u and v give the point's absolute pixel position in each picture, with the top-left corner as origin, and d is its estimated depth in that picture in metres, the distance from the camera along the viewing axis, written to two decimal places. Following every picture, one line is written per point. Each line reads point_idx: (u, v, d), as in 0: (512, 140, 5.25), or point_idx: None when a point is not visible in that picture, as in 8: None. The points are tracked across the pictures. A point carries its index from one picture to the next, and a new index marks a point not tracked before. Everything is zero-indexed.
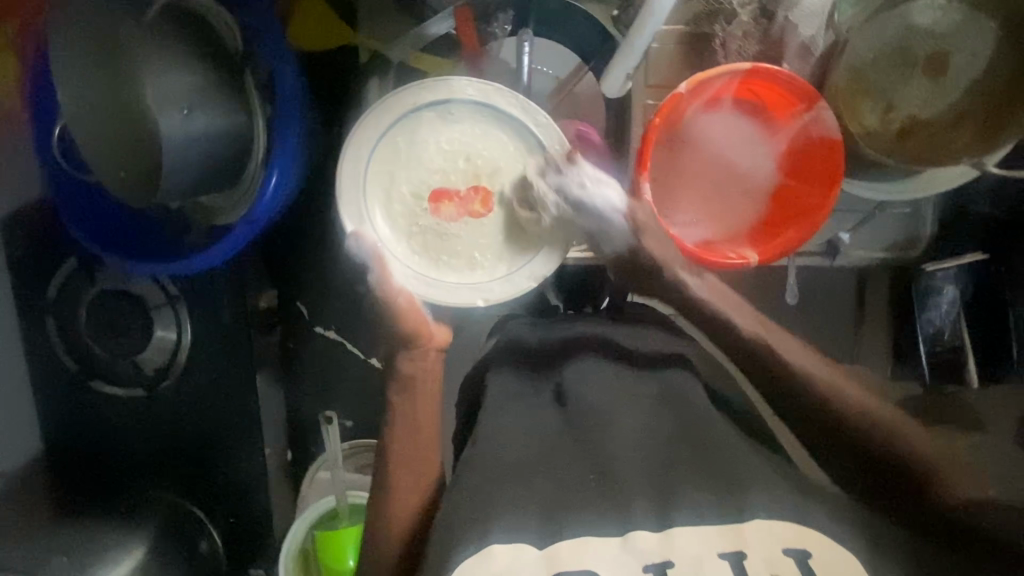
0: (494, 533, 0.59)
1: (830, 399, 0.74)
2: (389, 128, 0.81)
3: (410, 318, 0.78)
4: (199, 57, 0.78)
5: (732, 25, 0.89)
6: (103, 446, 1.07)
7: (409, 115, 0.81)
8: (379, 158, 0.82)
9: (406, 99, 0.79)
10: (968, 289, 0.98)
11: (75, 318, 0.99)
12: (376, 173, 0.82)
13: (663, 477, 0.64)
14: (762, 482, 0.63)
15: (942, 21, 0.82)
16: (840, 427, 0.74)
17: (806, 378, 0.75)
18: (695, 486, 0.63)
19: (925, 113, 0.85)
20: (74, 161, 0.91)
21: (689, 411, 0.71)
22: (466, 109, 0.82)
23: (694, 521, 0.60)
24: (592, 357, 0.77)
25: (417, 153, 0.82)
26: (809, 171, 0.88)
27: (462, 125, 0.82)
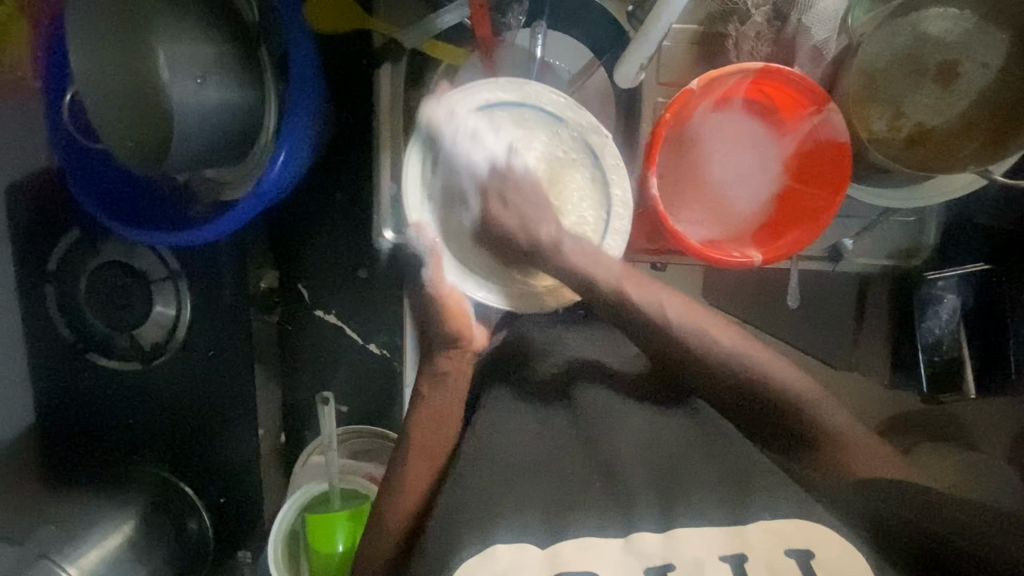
0: (500, 530, 0.59)
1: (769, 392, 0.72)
2: (460, 118, 0.78)
3: (456, 318, 0.79)
4: (214, 29, 0.77)
5: (745, 26, 0.90)
6: (94, 420, 1.06)
7: (483, 108, 0.78)
8: (445, 149, 0.79)
9: (483, 93, 0.78)
10: (969, 298, 0.99)
11: (74, 288, 0.98)
12: (439, 163, 0.79)
13: (668, 479, 0.64)
14: (768, 483, 0.63)
15: (953, 31, 0.83)
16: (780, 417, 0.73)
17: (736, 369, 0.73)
18: (703, 489, 0.63)
19: (932, 122, 0.86)
20: (83, 132, 0.91)
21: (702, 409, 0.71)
22: (541, 116, 0.80)
23: (697, 522, 0.59)
24: (597, 368, 0.78)
25: (483, 148, 0.80)
26: (817, 175, 0.89)
27: (532, 130, 0.80)
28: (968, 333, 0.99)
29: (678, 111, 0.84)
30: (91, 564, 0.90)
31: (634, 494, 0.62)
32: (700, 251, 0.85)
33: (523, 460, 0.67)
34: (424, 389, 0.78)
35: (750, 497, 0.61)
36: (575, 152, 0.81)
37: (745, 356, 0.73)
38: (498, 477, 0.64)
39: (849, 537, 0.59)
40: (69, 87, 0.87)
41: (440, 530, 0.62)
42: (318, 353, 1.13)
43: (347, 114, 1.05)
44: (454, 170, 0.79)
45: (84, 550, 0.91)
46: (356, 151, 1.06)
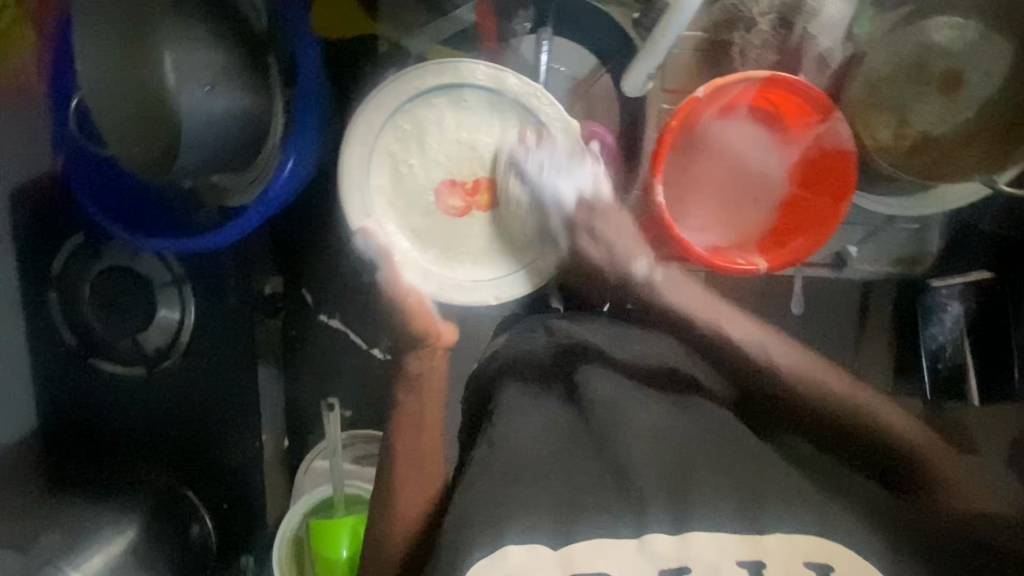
0: (512, 535, 0.59)
1: (810, 394, 0.78)
2: (391, 113, 0.83)
3: (419, 317, 0.80)
4: (220, 35, 0.77)
5: (751, 33, 0.89)
6: (97, 424, 1.06)
7: (411, 99, 0.83)
8: (386, 143, 0.84)
9: (413, 82, 0.82)
10: (974, 306, 0.99)
11: (78, 293, 0.98)
12: (382, 155, 0.84)
13: (680, 479, 0.64)
14: (781, 488, 0.62)
15: (957, 40, 0.83)
16: (815, 415, 0.78)
17: (780, 366, 0.80)
18: (714, 491, 0.62)
19: (937, 130, 0.86)
20: (88, 137, 0.90)
21: (707, 413, 0.73)
22: (476, 96, 0.84)
23: (709, 528, 0.59)
24: (606, 368, 0.77)
25: (423, 138, 0.84)
26: (821, 182, 0.89)
27: (466, 112, 0.85)
28: (971, 341, 1.00)
29: (684, 119, 0.85)
30: (95, 569, 0.86)
31: (646, 497, 0.62)
32: (704, 257, 0.86)
33: (533, 464, 0.66)
34: (411, 402, 0.77)
35: (764, 504, 0.61)
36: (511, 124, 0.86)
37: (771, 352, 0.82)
38: (506, 485, 0.64)
39: (865, 541, 0.59)
40: (74, 93, 0.87)
41: (449, 538, 0.62)
42: (322, 358, 1.13)
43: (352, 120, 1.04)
44: (396, 164, 0.85)
45: (88, 554, 0.87)
46: None
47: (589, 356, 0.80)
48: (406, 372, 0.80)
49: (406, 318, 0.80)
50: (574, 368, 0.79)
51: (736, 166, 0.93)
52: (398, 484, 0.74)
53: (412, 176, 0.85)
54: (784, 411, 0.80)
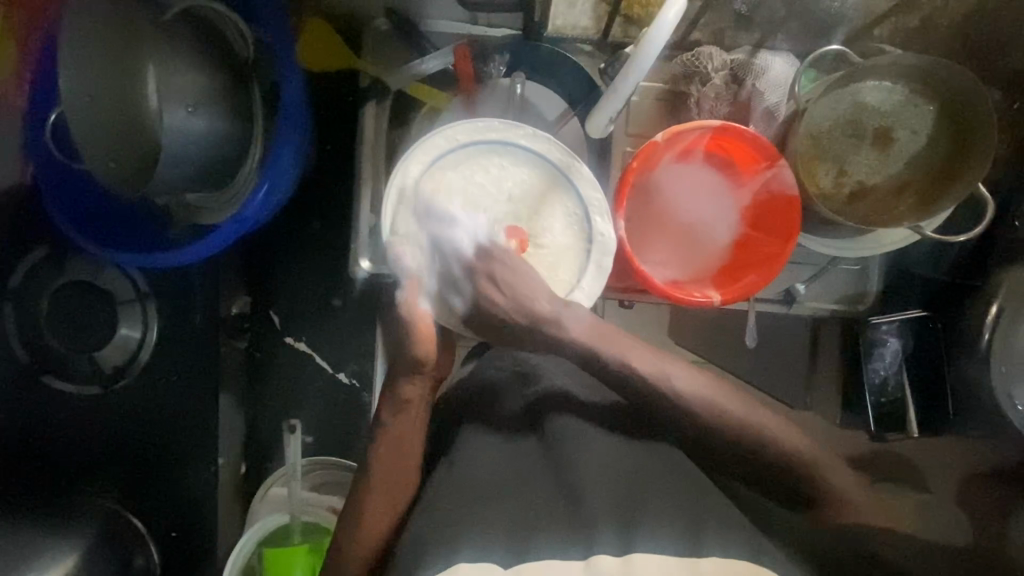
0: (470, 552, 0.60)
1: (733, 428, 0.77)
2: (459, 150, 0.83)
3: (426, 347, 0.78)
4: (208, 61, 0.81)
5: (705, 87, 0.99)
6: (43, 445, 1.01)
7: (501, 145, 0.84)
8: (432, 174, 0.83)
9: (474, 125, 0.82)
10: (910, 342, 1.05)
11: (35, 308, 0.95)
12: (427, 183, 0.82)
13: (629, 505, 0.66)
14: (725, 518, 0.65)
15: (887, 101, 0.94)
16: (742, 448, 0.77)
17: (690, 403, 0.77)
18: (664, 516, 0.65)
19: (871, 180, 0.95)
20: (64, 152, 0.91)
21: (662, 449, 0.75)
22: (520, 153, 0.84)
23: (657, 548, 0.61)
24: (573, 416, 0.76)
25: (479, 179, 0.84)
26: (771, 224, 0.95)
27: (512, 168, 0.84)
28: (909, 377, 1.05)
29: (644, 161, 0.91)
30: None
31: (597, 523, 0.63)
32: (665, 289, 0.90)
33: (492, 489, 0.68)
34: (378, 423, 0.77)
35: (705, 531, 0.63)
36: (560, 192, 0.85)
37: (712, 399, 0.77)
38: (461, 509, 0.65)
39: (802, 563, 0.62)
40: (53, 109, 0.90)
41: (405, 563, 0.61)
42: (283, 383, 1.11)
43: (330, 148, 1.08)
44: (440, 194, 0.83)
45: None
46: (337, 183, 1.09)
47: (556, 405, 0.77)
48: (391, 394, 0.79)
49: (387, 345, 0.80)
50: (542, 408, 0.78)
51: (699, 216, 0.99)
52: (361, 501, 0.75)
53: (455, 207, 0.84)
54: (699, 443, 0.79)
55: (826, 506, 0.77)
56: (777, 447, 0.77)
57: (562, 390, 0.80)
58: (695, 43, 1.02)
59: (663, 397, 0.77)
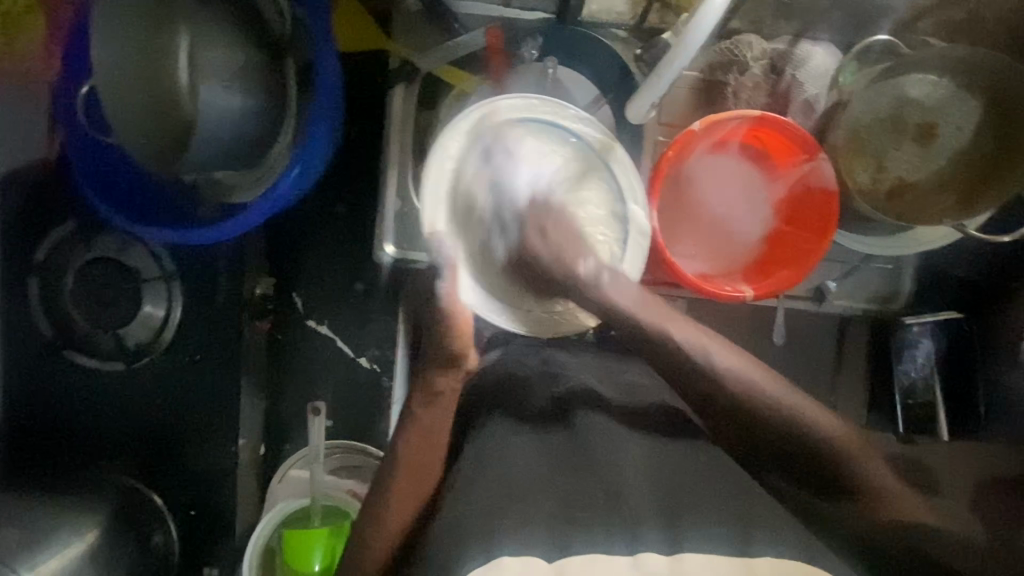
0: (507, 543, 0.59)
1: (770, 416, 0.73)
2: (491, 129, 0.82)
3: (461, 334, 0.80)
4: (244, 36, 0.79)
5: (744, 76, 0.96)
6: (65, 421, 1.02)
7: (531, 124, 0.83)
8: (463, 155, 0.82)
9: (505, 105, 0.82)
10: (942, 345, 1.03)
11: (61, 285, 0.96)
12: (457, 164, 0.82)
13: (672, 504, 0.65)
14: (768, 519, 0.64)
15: (933, 95, 0.91)
16: (779, 432, 0.73)
17: (726, 380, 0.75)
18: (706, 514, 0.64)
19: (912, 177, 0.92)
20: (94, 126, 0.90)
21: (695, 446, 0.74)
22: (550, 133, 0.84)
23: (702, 549, 0.60)
24: (603, 414, 0.75)
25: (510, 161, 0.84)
26: (805, 219, 0.93)
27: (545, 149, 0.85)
28: (940, 379, 1.03)
29: (679, 151, 0.89)
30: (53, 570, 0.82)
31: (640, 518, 0.63)
32: (695, 283, 0.88)
33: (527, 482, 0.66)
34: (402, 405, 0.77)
35: (751, 535, 0.62)
36: (593, 174, 0.85)
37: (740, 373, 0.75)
38: (494, 499, 0.64)
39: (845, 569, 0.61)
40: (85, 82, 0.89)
41: (439, 550, 0.61)
42: (305, 365, 1.11)
43: (358, 130, 1.07)
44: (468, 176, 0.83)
45: (49, 554, 0.83)
46: (363, 166, 1.08)
47: (583, 401, 0.76)
48: (425, 379, 0.80)
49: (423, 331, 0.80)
50: (569, 404, 0.76)
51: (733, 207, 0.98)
52: (392, 487, 0.74)
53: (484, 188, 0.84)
54: (726, 415, 0.75)
55: (874, 499, 0.71)
56: (811, 429, 0.73)
57: (589, 387, 0.79)
58: (733, 31, 0.99)
59: (695, 368, 0.75)
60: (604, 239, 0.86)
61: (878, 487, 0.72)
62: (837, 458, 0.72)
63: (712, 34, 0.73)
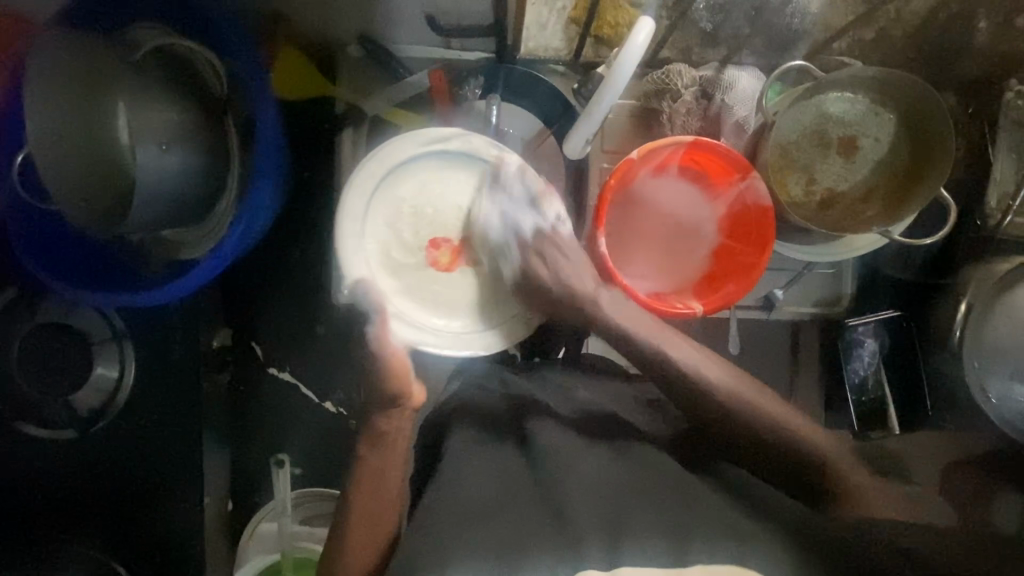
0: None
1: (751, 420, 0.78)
2: (427, 163, 0.87)
3: (398, 371, 0.79)
4: (183, 95, 0.81)
5: (677, 103, 1.01)
6: (20, 498, 0.98)
7: (449, 160, 0.87)
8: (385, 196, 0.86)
9: (414, 145, 0.85)
10: (885, 341, 1.08)
11: (6, 354, 0.93)
12: (382, 205, 0.86)
13: (615, 518, 0.64)
14: (714, 525, 0.63)
15: (851, 111, 0.97)
16: (754, 439, 0.78)
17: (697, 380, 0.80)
18: (648, 524, 0.63)
19: (840, 188, 0.99)
20: (32, 191, 0.89)
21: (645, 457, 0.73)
22: (469, 167, 0.88)
23: (639, 558, 0.59)
24: (556, 428, 0.77)
25: (434, 197, 0.88)
26: (745, 235, 0.97)
27: (466, 181, 0.88)
28: (888, 374, 1.08)
29: (621, 178, 0.93)
30: None
31: (582, 534, 0.62)
32: (647, 303, 0.91)
33: (475, 507, 0.66)
34: (365, 445, 0.78)
35: (688, 540, 0.61)
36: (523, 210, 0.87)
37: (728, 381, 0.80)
38: (445, 531, 0.63)
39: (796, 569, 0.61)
40: (20, 147, 0.88)
41: None
42: (272, 413, 1.09)
43: (308, 174, 1.07)
44: (393, 215, 0.87)
45: None
46: (317, 210, 1.08)
47: (538, 415, 0.79)
48: (370, 424, 0.79)
49: (382, 369, 0.80)
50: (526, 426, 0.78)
51: (675, 223, 1.02)
52: (360, 526, 0.74)
53: (409, 225, 0.87)
54: (717, 440, 0.79)
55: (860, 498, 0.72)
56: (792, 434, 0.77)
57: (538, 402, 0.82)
58: (664, 60, 1.05)
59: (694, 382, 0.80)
60: (533, 269, 0.87)
61: (869, 494, 0.73)
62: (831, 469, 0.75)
63: (632, 77, 0.77)
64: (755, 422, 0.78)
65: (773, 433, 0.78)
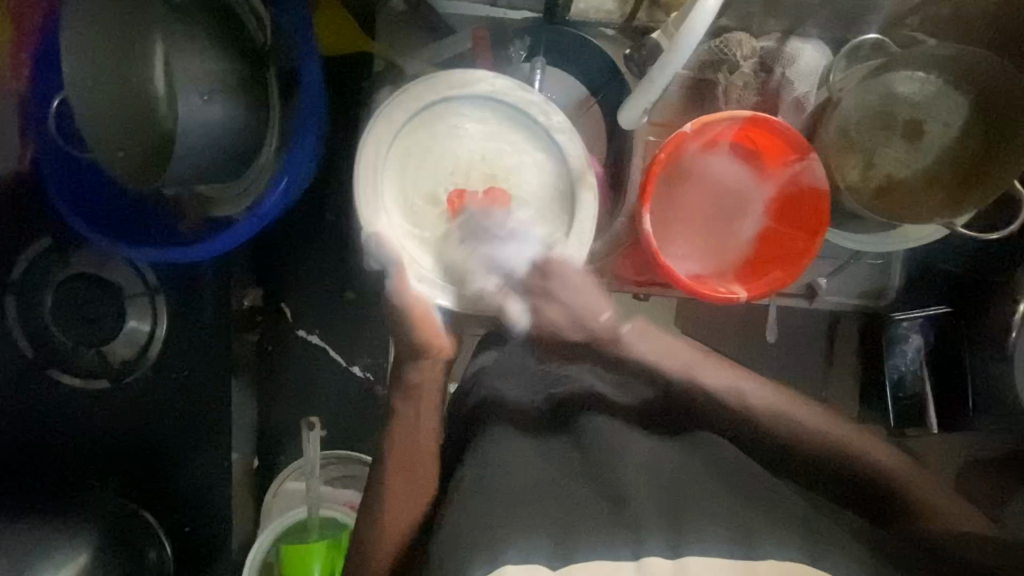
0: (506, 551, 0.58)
1: (814, 443, 0.78)
2: (458, 110, 0.86)
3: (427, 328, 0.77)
4: (228, 43, 0.77)
5: (734, 75, 0.95)
6: (52, 443, 0.99)
7: (474, 105, 0.86)
8: (408, 140, 0.85)
9: (437, 89, 0.83)
10: (930, 338, 1.04)
11: (40, 302, 0.93)
12: (404, 151, 0.85)
13: (677, 502, 0.62)
14: (778, 519, 0.61)
15: (920, 92, 0.91)
16: (819, 459, 0.78)
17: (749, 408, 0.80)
18: (712, 517, 0.60)
19: (900, 174, 0.92)
20: (67, 138, 0.87)
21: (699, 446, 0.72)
22: (495, 114, 0.87)
23: (706, 548, 0.57)
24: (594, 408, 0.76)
25: (458, 146, 0.87)
26: (795, 218, 0.93)
27: (491, 130, 0.87)
28: (930, 371, 1.05)
29: (670, 152, 0.89)
30: None
31: (643, 523, 0.59)
32: (690, 286, 0.87)
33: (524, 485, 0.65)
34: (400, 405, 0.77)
35: (755, 533, 0.59)
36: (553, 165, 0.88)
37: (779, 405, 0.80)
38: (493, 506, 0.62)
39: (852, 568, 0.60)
40: (56, 92, 0.85)
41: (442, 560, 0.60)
42: (300, 375, 1.09)
43: (343, 134, 1.04)
44: (420, 161, 0.86)
45: None
46: (352, 171, 1.05)
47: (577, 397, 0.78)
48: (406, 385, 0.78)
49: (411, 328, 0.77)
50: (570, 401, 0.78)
51: (726, 190, 0.97)
52: (395, 498, 0.73)
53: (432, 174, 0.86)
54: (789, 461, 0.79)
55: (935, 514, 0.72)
56: (854, 452, 0.77)
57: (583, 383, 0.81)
58: (722, 29, 0.98)
59: (729, 388, 0.81)
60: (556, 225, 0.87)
61: (942, 509, 0.73)
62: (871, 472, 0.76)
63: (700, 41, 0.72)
64: (818, 445, 0.78)
65: (838, 454, 0.77)
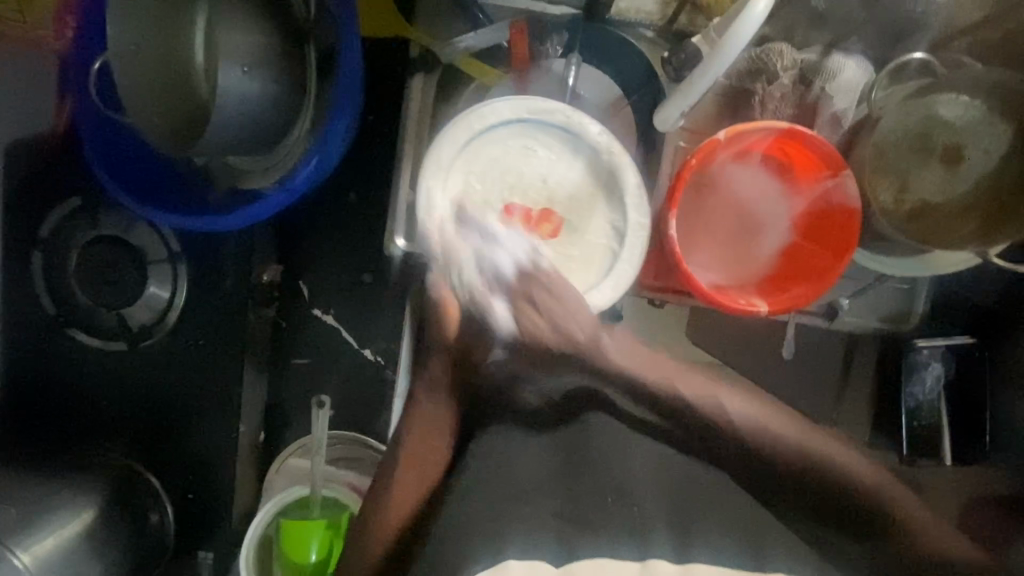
0: (511, 543, 0.58)
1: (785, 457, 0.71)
2: (528, 130, 0.86)
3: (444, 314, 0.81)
4: (267, 19, 0.78)
5: (772, 85, 0.94)
6: (64, 400, 1.01)
7: (534, 126, 0.86)
8: (471, 151, 0.85)
9: (506, 109, 0.84)
10: (951, 367, 1.02)
11: (65, 260, 0.94)
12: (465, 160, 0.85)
13: (682, 508, 0.63)
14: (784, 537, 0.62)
15: (963, 116, 0.89)
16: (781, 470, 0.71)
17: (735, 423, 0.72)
18: (721, 529, 0.61)
19: (936, 200, 0.89)
20: (107, 103, 0.89)
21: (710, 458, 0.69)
22: (555, 136, 0.87)
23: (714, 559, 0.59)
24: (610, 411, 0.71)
25: (516, 162, 0.86)
26: (823, 236, 0.92)
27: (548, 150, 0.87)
28: (948, 402, 1.03)
29: (702, 159, 0.87)
30: (46, 550, 0.85)
31: (651, 525, 0.60)
32: (709, 293, 0.86)
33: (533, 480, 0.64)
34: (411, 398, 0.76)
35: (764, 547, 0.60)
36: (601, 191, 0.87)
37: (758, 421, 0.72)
38: (500, 497, 0.62)
39: None
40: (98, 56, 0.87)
41: (444, 547, 0.59)
42: (311, 353, 1.10)
43: (374, 118, 1.05)
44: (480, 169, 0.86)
45: (42, 536, 0.86)
46: (378, 155, 1.06)
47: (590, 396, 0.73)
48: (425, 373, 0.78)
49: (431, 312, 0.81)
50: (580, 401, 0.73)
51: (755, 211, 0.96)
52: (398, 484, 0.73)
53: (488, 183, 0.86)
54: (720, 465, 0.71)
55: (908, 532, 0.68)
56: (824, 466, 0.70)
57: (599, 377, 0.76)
58: (763, 39, 0.97)
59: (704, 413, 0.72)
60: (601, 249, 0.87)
61: (928, 529, 0.68)
62: (853, 493, 0.69)
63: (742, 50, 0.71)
64: (786, 460, 0.70)
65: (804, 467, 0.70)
